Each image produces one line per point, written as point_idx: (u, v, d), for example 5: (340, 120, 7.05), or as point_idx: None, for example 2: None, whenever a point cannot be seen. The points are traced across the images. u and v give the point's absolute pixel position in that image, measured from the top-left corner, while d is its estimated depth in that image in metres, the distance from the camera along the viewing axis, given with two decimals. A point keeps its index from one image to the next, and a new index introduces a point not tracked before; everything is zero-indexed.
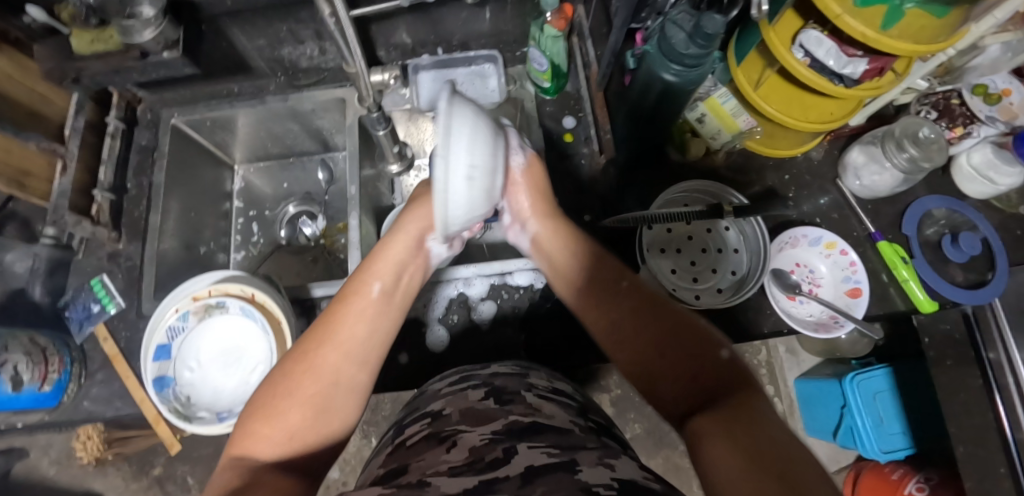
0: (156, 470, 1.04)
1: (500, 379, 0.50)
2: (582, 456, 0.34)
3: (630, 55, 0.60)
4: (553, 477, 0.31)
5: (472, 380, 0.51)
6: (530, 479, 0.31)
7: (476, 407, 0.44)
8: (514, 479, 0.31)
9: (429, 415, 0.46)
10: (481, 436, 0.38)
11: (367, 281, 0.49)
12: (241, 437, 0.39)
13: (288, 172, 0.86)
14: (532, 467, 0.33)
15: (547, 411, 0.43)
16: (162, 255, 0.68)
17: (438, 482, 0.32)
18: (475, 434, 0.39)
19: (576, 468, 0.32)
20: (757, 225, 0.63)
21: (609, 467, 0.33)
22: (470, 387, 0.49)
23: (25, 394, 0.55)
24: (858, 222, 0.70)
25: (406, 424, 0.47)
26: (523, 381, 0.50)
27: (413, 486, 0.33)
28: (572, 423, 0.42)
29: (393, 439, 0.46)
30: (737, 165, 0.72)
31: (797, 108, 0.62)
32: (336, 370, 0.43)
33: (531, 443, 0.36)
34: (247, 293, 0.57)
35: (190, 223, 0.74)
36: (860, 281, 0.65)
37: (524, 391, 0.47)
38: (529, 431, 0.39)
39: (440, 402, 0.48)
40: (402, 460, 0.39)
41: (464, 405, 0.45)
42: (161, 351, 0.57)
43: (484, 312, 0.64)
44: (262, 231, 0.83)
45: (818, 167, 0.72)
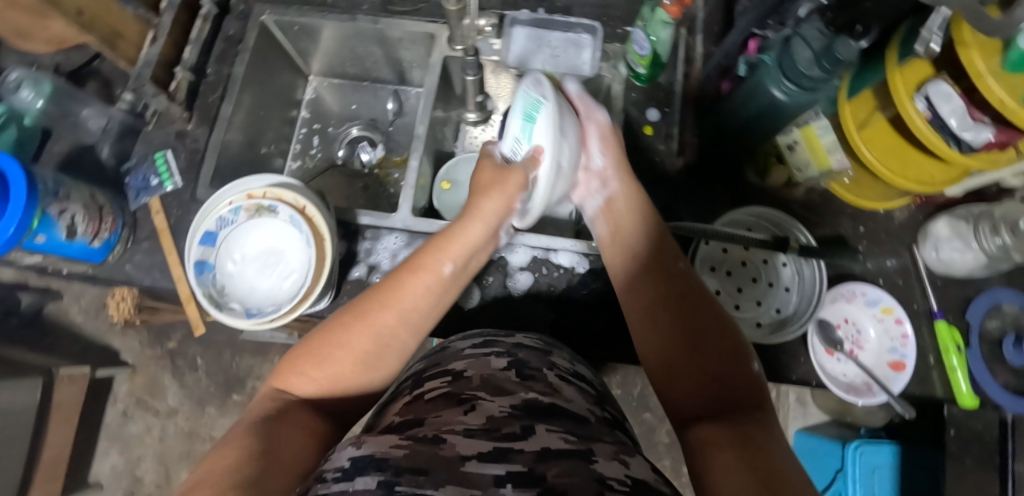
0: (171, 344, 1.11)
1: (523, 351, 0.50)
2: (599, 448, 0.35)
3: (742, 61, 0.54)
4: (571, 462, 0.31)
5: (495, 347, 0.51)
6: (547, 458, 0.32)
7: (497, 376, 0.44)
8: (530, 452, 0.32)
9: (449, 374, 0.46)
10: (500, 409, 0.38)
11: (440, 259, 0.49)
12: (284, 371, 0.43)
13: (359, 94, 0.85)
14: (549, 449, 0.33)
15: (567, 395, 0.43)
16: (226, 146, 0.69)
17: (452, 439, 0.33)
18: (494, 404, 0.39)
19: (592, 458, 0.33)
20: (818, 269, 0.62)
21: (625, 463, 0.33)
22: (493, 354, 0.49)
23: (77, 244, 0.58)
24: (922, 295, 0.66)
25: (424, 376, 0.47)
26: (545, 358, 0.50)
27: (429, 440, 0.33)
28: (590, 412, 0.42)
29: (411, 388, 0.46)
30: (815, 204, 0.68)
31: (897, 161, 0.58)
32: (379, 336, 0.44)
33: (546, 427, 0.37)
34: (299, 204, 0.58)
35: (257, 122, 0.75)
36: (906, 356, 0.61)
37: (546, 370, 0.47)
38: (546, 414, 0.39)
39: (462, 362, 0.48)
40: (418, 412, 0.40)
41: (486, 372, 0.45)
42: (205, 237, 0.58)
43: (520, 283, 0.63)
44: (322, 146, 0.83)
45: (897, 227, 0.68)
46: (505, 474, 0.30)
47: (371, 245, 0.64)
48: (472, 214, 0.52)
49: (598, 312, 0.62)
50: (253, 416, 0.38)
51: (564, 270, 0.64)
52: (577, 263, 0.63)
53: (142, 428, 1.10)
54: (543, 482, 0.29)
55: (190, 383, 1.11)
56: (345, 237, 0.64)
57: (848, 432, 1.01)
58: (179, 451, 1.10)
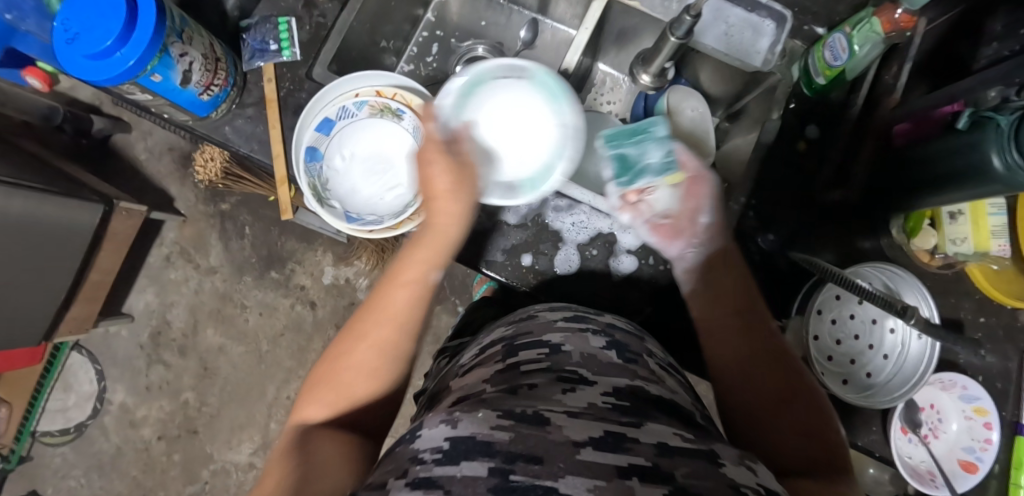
0: (225, 206, 1.11)
1: (619, 333, 0.48)
2: (722, 450, 0.32)
3: (963, 113, 0.46)
4: (695, 463, 0.28)
5: (588, 324, 0.49)
6: (669, 454, 0.29)
7: (596, 355, 0.43)
8: (649, 447, 0.29)
9: (546, 346, 0.43)
10: (603, 399, 0.35)
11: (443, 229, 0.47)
12: (301, 402, 0.40)
13: (492, 11, 0.78)
14: (666, 445, 0.30)
15: (670, 384, 0.42)
16: (352, 30, 0.64)
17: (558, 420, 0.31)
18: (595, 392, 0.37)
19: (719, 462, 0.30)
20: (932, 350, 0.57)
21: (752, 470, 0.30)
22: (589, 330, 0.47)
23: (186, 93, 0.55)
24: (1016, 405, 0.62)
25: (518, 344, 0.45)
26: (642, 344, 0.48)
27: (532, 419, 0.31)
28: (694, 406, 0.40)
29: (502, 357, 0.44)
30: (944, 279, 0.62)
31: None
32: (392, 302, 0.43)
33: (657, 421, 0.34)
34: (427, 117, 0.54)
35: (384, 11, 0.69)
36: (982, 460, 0.59)
37: (645, 356, 0.45)
38: (653, 407, 0.36)
39: (557, 335, 0.46)
40: (512, 381, 0.39)
41: (586, 350, 0.43)
42: (322, 124, 0.54)
43: (623, 265, 0.59)
44: (439, 56, 0.77)
45: (1019, 330, 0.63)
46: (628, 465, 0.27)
47: None
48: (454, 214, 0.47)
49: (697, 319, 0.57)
50: (282, 450, 0.36)
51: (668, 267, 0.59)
52: None
53: (179, 277, 1.13)
54: (672, 482, 0.26)
55: (234, 249, 1.11)
56: None
57: None
58: (210, 309, 1.13)
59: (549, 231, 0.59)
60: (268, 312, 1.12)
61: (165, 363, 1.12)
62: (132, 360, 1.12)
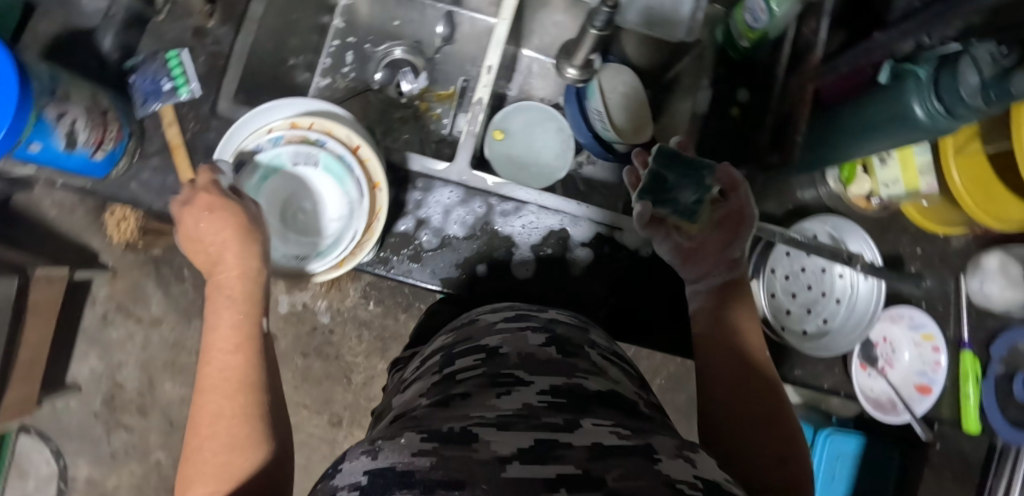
0: (157, 251, 1.03)
1: (561, 327, 0.47)
2: (659, 442, 0.26)
3: (886, 67, 0.48)
4: (631, 462, 0.23)
5: (529, 321, 0.48)
6: (603, 456, 0.24)
7: (535, 353, 0.41)
8: (581, 450, 0.24)
9: (483, 351, 0.42)
10: (537, 395, 0.33)
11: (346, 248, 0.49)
12: None
13: (404, 9, 0.73)
14: (601, 445, 0.25)
15: (614, 376, 0.41)
16: (254, 54, 0.58)
17: (487, 436, 0.26)
18: (531, 391, 0.34)
19: (654, 456, 0.24)
20: (878, 289, 0.61)
21: (691, 460, 0.25)
22: (530, 329, 0.46)
23: (76, 157, 0.49)
24: (955, 323, 0.67)
25: (456, 354, 0.44)
26: (585, 336, 0.47)
27: (458, 438, 0.26)
28: (637, 396, 0.39)
29: (440, 368, 0.43)
30: (882, 218, 0.65)
31: (980, 191, 0.58)
32: (238, 326, 0.38)
33: (593, 416, 0.30)
34: (351, 142, 0.49)
35: (285, 25, 0.63)
36: (933, 381, 0.63)
37: (588, 348, 0.45)
38: (592, 402, 0.33)
39: (496, 337, 0.44)
40: (446, 392, 0.36)
41: (524, 350, 0.41)
42: (237, 167, 0.48)
43: (579, 258, 0.57)
44: (356, 64, 0.73)
45: (951, 254, 0.67)
46: (557, 478, 0.22)
47: (421, 197, 0.56)
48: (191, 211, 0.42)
49: (661, 299, 0.57)
50: None
51: (627, 252, 0.57)
52: (642, 245, 0.57)
53: (122, 334, 1.05)
54: (603, 486, 0.20)
55: (176, 295, 1.04)
56: (393, 182, 0.56)
57: None
58: (163, 361, 1.06)
59: (500, 238, 0.56)
60: None
61: (126, 426, 1.05)
62: (90, 430, 1.05)
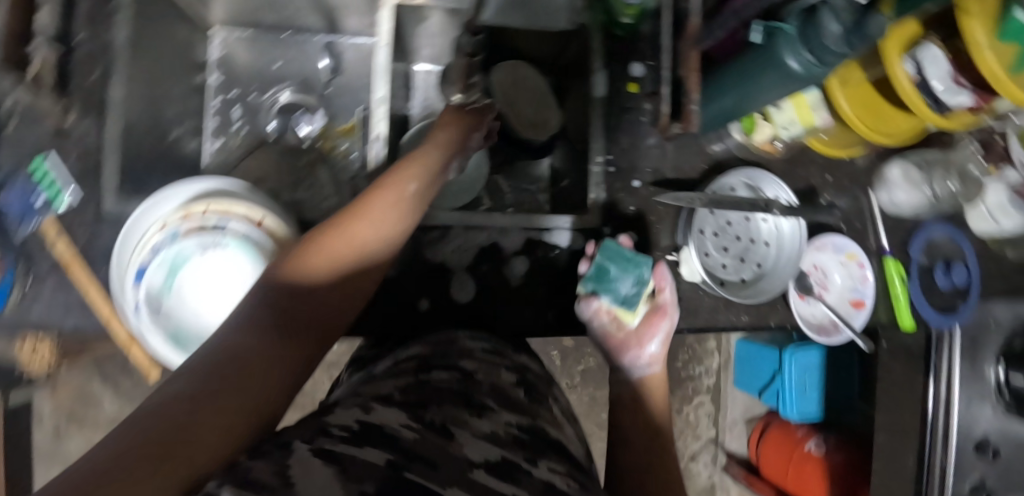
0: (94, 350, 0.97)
1: (530, 372, 0.50)
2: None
3: (756, 27, 0.49)
4: None
5: (506, 357, 0.49)
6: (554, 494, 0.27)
7: (507, 387, 0.42)
8: (535, 483, 0.27)
9: (457, 371, 0.42)
10: (508, 428, 0.35)
11: (403, 179, 0.42)
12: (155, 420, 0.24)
13: (280, 50, 0.70)
14: (554, 487, 0.28)
15: (566, 431, 0.43)
16: (130, 140, 0.54)
17: (461, 439, 0.30)
18: (502, 416, 0.36)
19: None
20: (797, 226, 0.64)
21: None
22: (505, 365, 0.47)
23: None
24: (874, 235, 0.72)
25: (433, 364, 0.44)
26: (552, 389, 0.50)
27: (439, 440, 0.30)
28: (585, 456, 0.41)
29: (414, 371, 0.42)
30: (790, 156, 0.68)
31: (871, 115, 0.60)
32: (267, 349, 0.31)
33: (551, 459, 0.33)
34: (253, 217, 0.48)
35: (157, 99, 0.59)
36: (864, 294, 0.68)
37: (549, 399, 0.47)
38: (549, 447, 0.35)
39: (473, 362, 0.45)
40: (422, 396, 0.36)
41: (496, 379, 0.43)
42: (141, 274, 0.46)
43: (517, 268, 0.57)
44: (245, 118, 0.69)
45: (858, 173, 0.71)
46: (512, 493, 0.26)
47: None
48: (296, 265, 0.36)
49: None
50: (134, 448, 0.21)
51: (560, 250, 0.59)
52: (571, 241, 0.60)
53: (83, 443, 1.00)
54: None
55: (128, 389, 0.99)
56: None
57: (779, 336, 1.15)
58: None
59: (436, 267, 0.56)
60: None
61: None
62: None
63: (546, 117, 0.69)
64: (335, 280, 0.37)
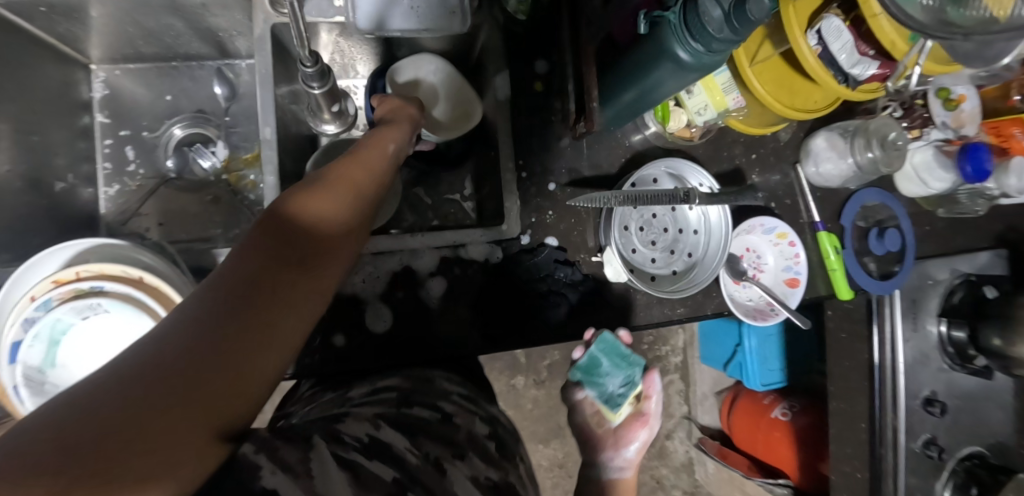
0: None
1: (503, 424, 0.49)
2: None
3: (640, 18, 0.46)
4: None
5: (479, 405, 0.49)
6: None
7: (482, 438, 0.42)
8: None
9: (439, 412, 0.43)
10: (487, 477, 0.37)
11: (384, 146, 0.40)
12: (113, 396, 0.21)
13: (170, 80, 0.66)
14: None
15: (529, 476, 0.43)
16: (1, 202, 0.50)
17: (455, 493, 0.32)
18: (482, 467, 0.37)
19: None
20: (723, 213, 0.63)
21: None
22: (478, 413, 0.47)
23: None
24: (806, 209, 0.71)
25: (415, 401, 0.43)
26: (518, 444, 0.48)
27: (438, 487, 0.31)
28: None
29: (396, 403, 0.42)
30: (711, 139, 0.67)
31: (786, 92, 0.59)
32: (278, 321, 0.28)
33: None
34: (133, 276, 0.44)
35: (32, 152, 0.55)
36: (799, 272, 0.67)
37: (517, 459, 0.45)
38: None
39: (451, 405, 0.45)
40: (399, 434, 0.37)
41: (473, 427, 0.43)
42: (16, 351, 0.43)
43: (433, 289, 0.56)
44: (141, 158, 0.65)
45: (783, 147, 0.70)
46: None
47: None
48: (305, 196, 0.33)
49: (525, 297, 0.58)
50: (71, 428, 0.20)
51: (479, 264, 0.58)
52: (489, 254, 0.58)
53: None
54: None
55: None
56: None
57: None
58: None
59: (349, 298, 0.54)
60: None
61: None
62: None
63: (468, 109, 0.62)
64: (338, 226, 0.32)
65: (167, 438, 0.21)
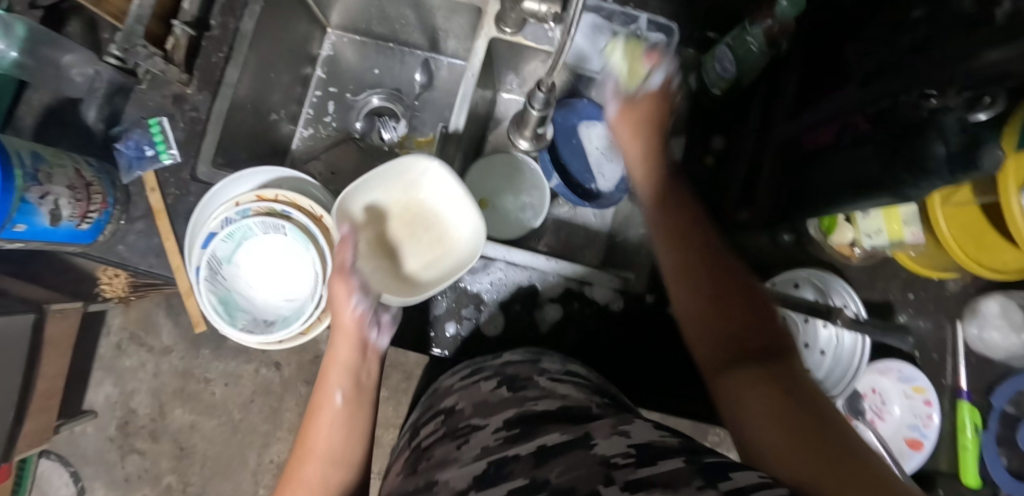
0: None
1: (511, 368, 0.46)
2: (596, 428, 0.31)
3: None
4: (573, 457, 0.27)
5: (484, 372, 0.47)
6: (546, 460, 0.28)
7: (489, 398, 0.40)
8: (528, 459, 0.29)
9: (443, 413, 0.42)
10: (495, 434, 0.33)
11: (330, 391, 0.44)
12: None
13: (382, 58, 0.75)
14: (545, 446, 0.30)
15: (562, 391, 0.40)
16: (232, 119, 0.59)
17: (444, 477, 0.31)
18: (487, 430, 0.35)
19: (591, 441, 0.29)
20: (862, 345, 0.58)
21: (624, 435, 0.30)
22: (482, 379, 0.45)
23: (62, 230, 0.52)
24: (953, 371, 0.64)
25: (422, 422, 0.44)
26: (534, 367, 0.46)
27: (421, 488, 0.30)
28: (591, 400, 0.39)
29: (411, 441, 0.42)
30: (870, 265, 0.63)
31: (970, 243, 0.54)
32: None
33: (549, 427, 0.32)
34: (316, 212, 0.50)
35: (265, 84, 0.64)
36: (926, 435, 0.61)
37: (536, 377, 0.44)
38: (545, 418, 0.34)
39: (453, 398, 0.44)
40: (415, 463, 0.36)
41: (477, 400, 0.41)
42: (209, 240, 0.49)
43: (548, 315, 0.57)
44: (337, 114, 0.74)
45: (947, 298, 0.64)
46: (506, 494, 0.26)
47: None
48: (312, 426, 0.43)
49: (631, 355, 0.57)
50: None
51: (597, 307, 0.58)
52: (613, 301, 0.58)
53: (137, 361, 1.10)
54: (547, 486, 0.26)
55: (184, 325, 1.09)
56: None
57: None
58: (173, 388, 1.11)
59: (470, 297, 0.57)
60: (234, 382, 1.10)
61: (140, 451, 1.11)
62: (106, 454, 1.10)
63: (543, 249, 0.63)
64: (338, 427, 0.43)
65: None
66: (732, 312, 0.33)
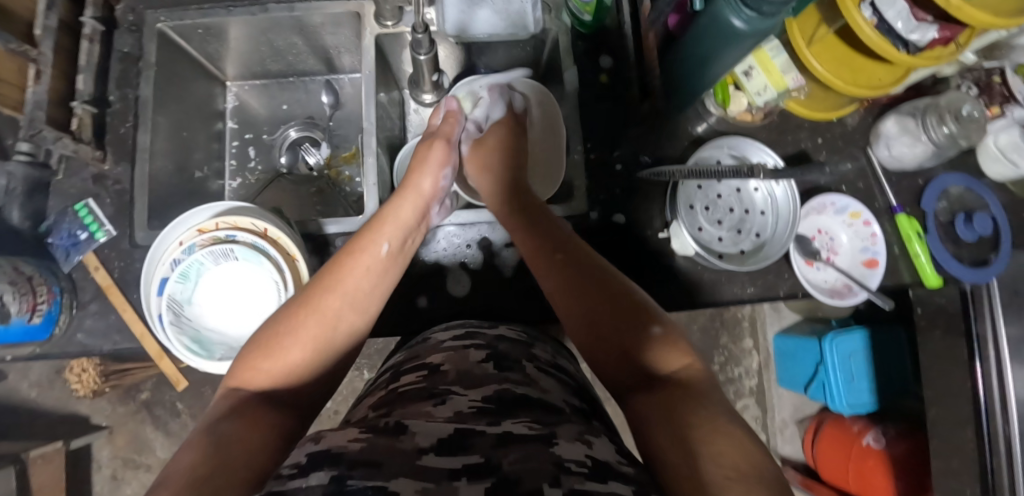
0: (144, 395, 1.05)
1: (503, 343, 0.46)
2: (562, 430, 0.31)
3: None
4: (531, 448, 0.27)
5: (475, 339, 0.47)
6: (507, 443, 0.28)
7: (474, 368, 0.40)
8: (491, 438, 0.28)
9: (425, 368, 0.41)
10: (470, 402, 0.34)
11: (378, 239, 0.49)
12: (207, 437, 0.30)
13: (288, 92, 0.78)
14: (510, 434, 0.29)
15: (544, 385, 0.39)
16: (157, 181, 0.61)
17: (414, 427, 0.29)
18: (465, 398, 0.35)
19: (554, 442, 0.29)
20: (789, 190, 0.62)
21: (587, 444, 0.30)
22: (473, 346, 0.45)
23: (14, 327, 0.51)
24: (881, 192, 0.70)
25: (403, 371, 0.43)
26: (528, 351, 0.46)
27: (392, 430, 0.29)
28: (566, 402, 0.38)
29: (386, 383, 0.43)
30: (774, 124, 0.69)
31: (845, 70, 0.60)
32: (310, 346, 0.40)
33: (519, 417, 0.32)
34: (259, 228, 0.51)
35: (182, 143, 0.66)
36: (877, 253, 0.66)
37: (526, 362, 0.43)
38: (517, 404, 0.34)
39: (439, 354, 0.43)
40: (389, 404, 0.36)
41: (463, 365, 0.41)
42: (164, 286, 0.50)
43: (507, 258, 0.60)
44: (260, 156, 0.76)
45: (851, 132, 0.70)
46: (461, 467, 0.26)
47: None
48: (355, 258, 0.47)
49: None
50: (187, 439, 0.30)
51: None
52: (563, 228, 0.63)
53: (135, 487, 1.04)
54: (498, 471, 0.25)
55: (175, 430, 1.04)
56: (315, 251, 0.60)
57: (820, 324, 1.07)
58: None
59: (431, 266, 0.59)
60: None
61: None
62: None
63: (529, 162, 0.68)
64: (375, 277, 0.47)
65: (239, 447, 0.30)
66: (614, 343, 0.40)
